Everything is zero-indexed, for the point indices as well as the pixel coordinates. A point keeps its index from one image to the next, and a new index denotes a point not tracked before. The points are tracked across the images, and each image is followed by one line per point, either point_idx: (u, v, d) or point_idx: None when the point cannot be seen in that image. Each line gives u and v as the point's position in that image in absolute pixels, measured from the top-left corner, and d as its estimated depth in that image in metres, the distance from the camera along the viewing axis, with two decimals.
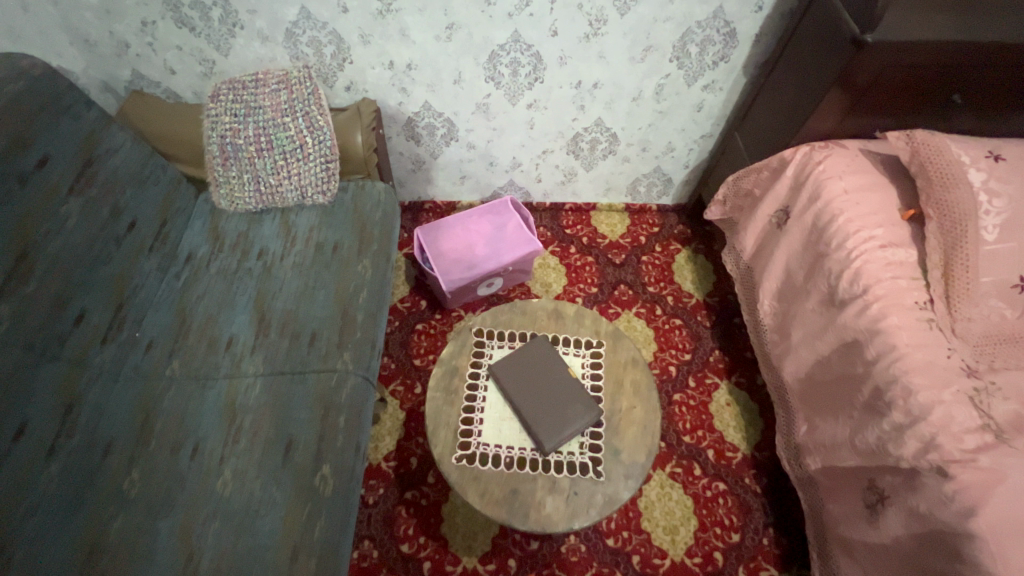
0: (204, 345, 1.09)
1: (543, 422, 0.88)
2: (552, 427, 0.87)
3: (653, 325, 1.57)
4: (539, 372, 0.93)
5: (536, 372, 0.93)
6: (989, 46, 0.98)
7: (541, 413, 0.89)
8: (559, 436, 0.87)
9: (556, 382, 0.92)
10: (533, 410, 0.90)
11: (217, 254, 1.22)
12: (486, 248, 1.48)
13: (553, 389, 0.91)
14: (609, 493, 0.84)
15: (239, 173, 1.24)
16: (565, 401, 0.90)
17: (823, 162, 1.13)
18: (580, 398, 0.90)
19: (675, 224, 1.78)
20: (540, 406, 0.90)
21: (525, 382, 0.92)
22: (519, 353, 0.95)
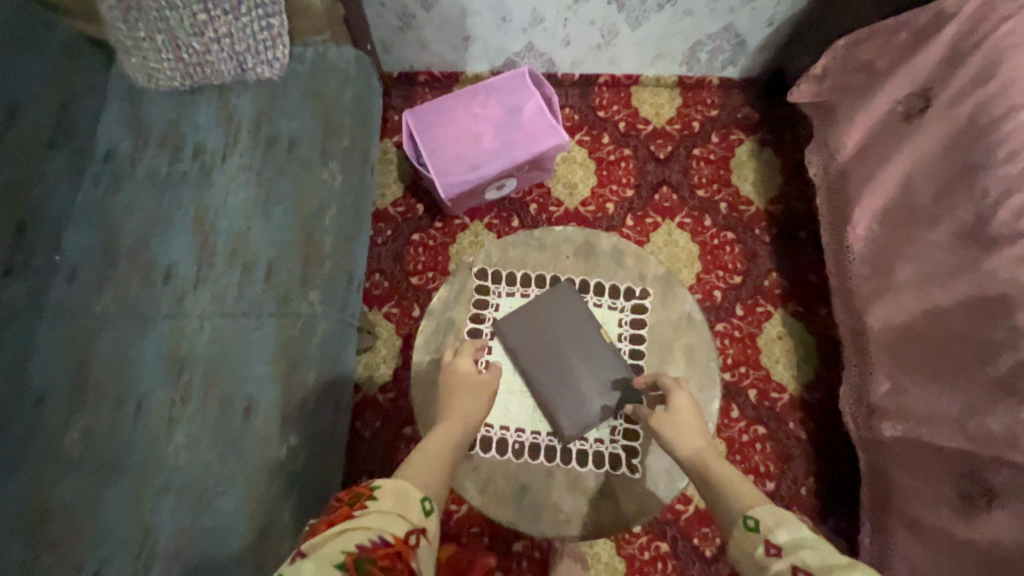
0: (137, 277, 0.86)
1: (557, 393, 0.76)
2: (566, 393, 0.76)
3: (699, 240, 1.29)
4: (556, 331, 0.78)
5: (551, 332, 0.78)
6: None
7: (556, 383, 0.76)
8: (576, 411, 0.75)
9: (577, 343, 0.77)
10: (543, 371, 0.77)
11: (143, 150, 0.93)
12: (495, 139, 1.14)
13: (572, 353, 0.77)
14: (641, 500, 0.73)
15: (149, 35, 0.87)
16: (586, 369, 0.77)
17: (1015, 18, 0.75)
18: (604, 364, 0.76)
19: (739, 106, 1.38)
20: (555, 374, 0.77)
21: (538, 343, 0.78)
22: (531, 307, 0.79)
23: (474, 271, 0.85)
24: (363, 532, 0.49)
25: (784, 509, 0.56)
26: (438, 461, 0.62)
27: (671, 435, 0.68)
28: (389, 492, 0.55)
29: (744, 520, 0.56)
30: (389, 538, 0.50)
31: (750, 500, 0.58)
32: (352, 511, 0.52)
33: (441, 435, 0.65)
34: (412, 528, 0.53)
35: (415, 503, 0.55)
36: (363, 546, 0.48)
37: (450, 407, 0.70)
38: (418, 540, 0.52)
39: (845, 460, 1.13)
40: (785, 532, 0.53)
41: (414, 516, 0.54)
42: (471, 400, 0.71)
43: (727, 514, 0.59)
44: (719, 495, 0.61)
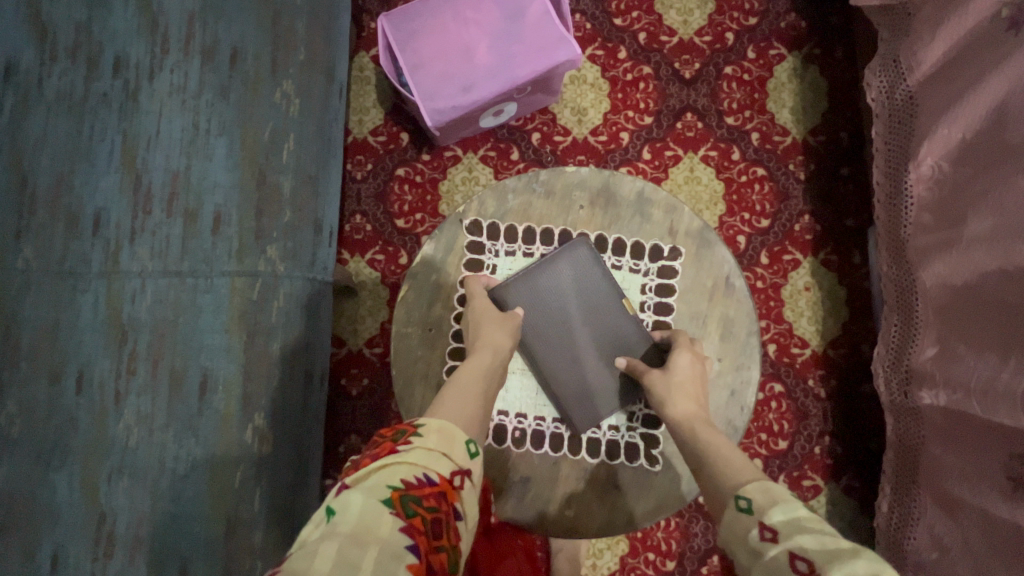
0: (61, 225, 0.71)
1: (560, 363, 0.72)
2: (570, 366, 0.72)
3: (725, 177, 1.13)
4: (559, 295, 0.73)
5: (555, 293, 0.73)
6: None
7: (558, 351, 0.72)
8: (579, 380, 0.72)
9: (583, 304, 0.73)
10: (545, 344, 0.72)
11: (49, 63, 0.74)
12: (491, 53, 0.94)
13: (576, 316, 0.72)
14: (649, 504, 0.70)
15: None
16: (591, 334, 0.72)
17: None
18: (613, 326, 0.72)
19: (783, 13, 1.15)
20: (558, 341, 0.72)
21: (538, 309, 0.72)
22: (531, 270, 0.73)
23: (465, 225, 0.79)
24: (408, 468, 0.45)
25: (781, 489, 0.50)
26: (471, 397, 0.59)
27: (666, 400, 0.64)
28: (433, 431, 0.50)
29: (735, 500, 0.50)
30: (434, 477, 0.46)
31: (743, 478, 0.53)
32: (395, 447, 0.48)
33: (474, 369, 0.63)
34: (456, 469, 0.49)
35: (460, 444, 0.51)
36: (408, 483, 0.44)
37: (479, 335, 0.67)
38: (463, 481, 0.48)
39: (863, 420, 1.07)
40: (782, 515, 0.47)
41: (458, 457, 0.50)
42: (503, 332, 0.67)
43: (718, 491, 0.54)
44: (709, 468, 0.57)
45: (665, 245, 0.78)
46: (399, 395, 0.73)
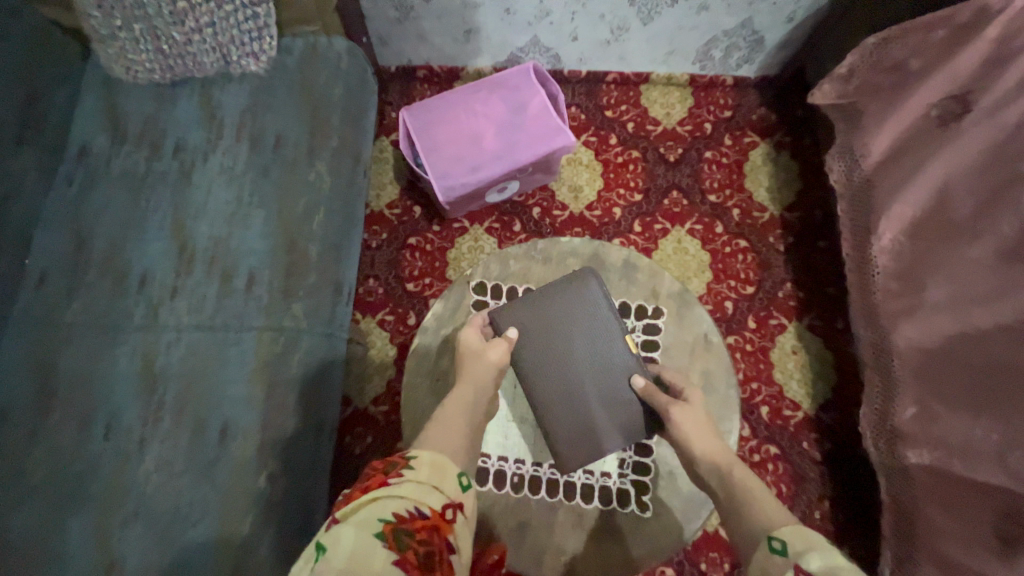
0: (110, 285, 0.80)
1: (557, 396, 0.73)
2: (563, 400, 0.73)
3: (710, 248, 1.22)
4: (564, 328, 0.74)
5: (558, 325, 0.74)
6: None
7: (556, 383, 0.73)
8: (574, 416, 0.72)
9: (586, 336, 0.74)
10: (542, 375, 0.73)
11: (119, 148, 0.86)
12: (497, 140, 1.07)
13: (578, 348, 0.74)
14: (645, 550, 0.72)
15: (125, 23, 0.81)
16: (592, 367, 0.73)
17: None
18: (614, 360, 0.73)
19: (754, 107, 1.31)
20: (557, 373, 0.73)
21: (536, 338, 0.74)
22: (532, 301, 0.75)
23: (471, 286, 0.87)
24: (400, 501, 0.47)
25: (816, 534, 0.50)
26: (455, 432, 0.61)
27: (692, 438, 0.66)
28: (425, 463, 0.53)
29: (768, 540, 0.51)
30: (426, 511, 0.47)
31: (775, 519, 0.53)
32: (387, 480, 0.50)
33: (456, 403, 0.65)
34: (448, 502, 0.50)
35: (451, 476, 0.53)
36: (401, 515, 0.45)
37: (465, 366, 0.70)
38: (455, 514, 0.50)
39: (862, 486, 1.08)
40: (818, 560, 0.47)
41: (449, 490, 0.51)
42: (489, 364, 0.70)
43: (748, 533, 0.54)
44: (737, 508, 0.57)
45: (649, 305, 0.85)
46: (405, 446, 0.77)
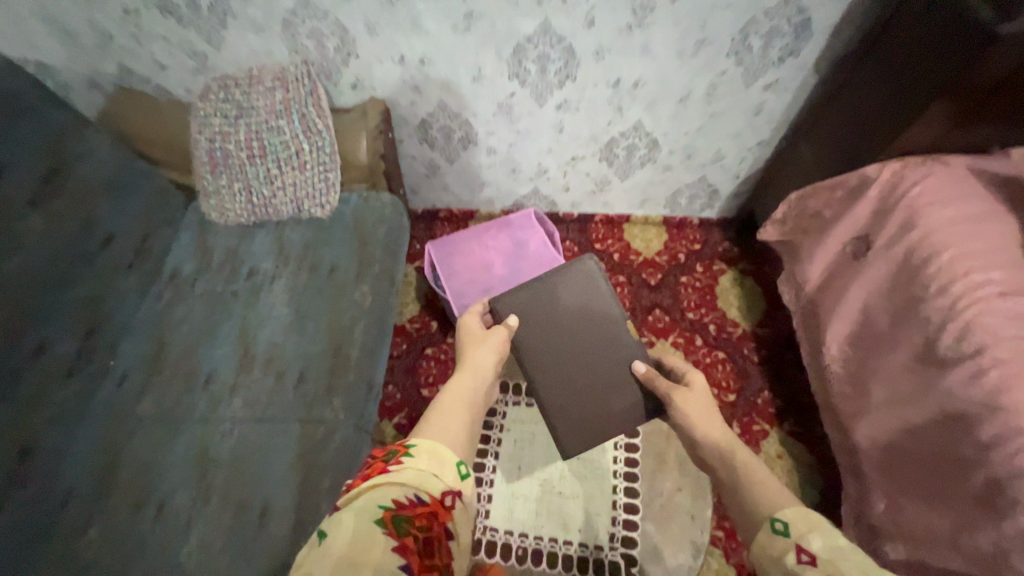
0: (180, 382, 0.95)
1: (555, 370, 0.90)
2: (558, 373, 0.90)
3: (693, 359, 1.38)
4: (560, 315, 0.93)
5: (561, 315, 0.93)
6: None
7: (559, 367, 0.91)
8: (567, 386, 0.90)
9: (588, 325, 0.92)
10: (541, 353, 0.90)
11: (204, 272, 1.09)
12: (505, 267, 1.30)
13: (581, 336, 0.92)
14: None
15: (230, 183, 1.11)
16: (593, 352, 0.91)
17: (921, 184, 0.91)
18: (613, 345, 0.92)
19: (719, 241, 1.57)
20: (560, 357, 0.91)
21: (536, 323, 0.92)
22: (534, 293, 0.94)
23: None
24: (398, 489, 0.51)
25: (819, 516, 0.54)
26: (453, 417, 0.64)
27: (700, 422, 0.75)
28: (423, 451, 0.56)
29: (772, 522, 0.55)
30: (426, 498, 0.51)
31: (779, 503, 0.57)
32: (386, 467, 0.53)
33: (456, 390, 0.71)
34: (447, 489, 0.54)
35: (450, 465, 0.56)
36: (399, 503, 0.50)
37: (475, 344, 0.84)
38: (455, 501, 0.53)
39: None
40: (822, 541, 0.50)
41: (449, 477, 0.54)
42: (494, 346, 0.83)
43: (753, 511, 0.59)
44: (742, 484, 0.62)
45: None
46: None
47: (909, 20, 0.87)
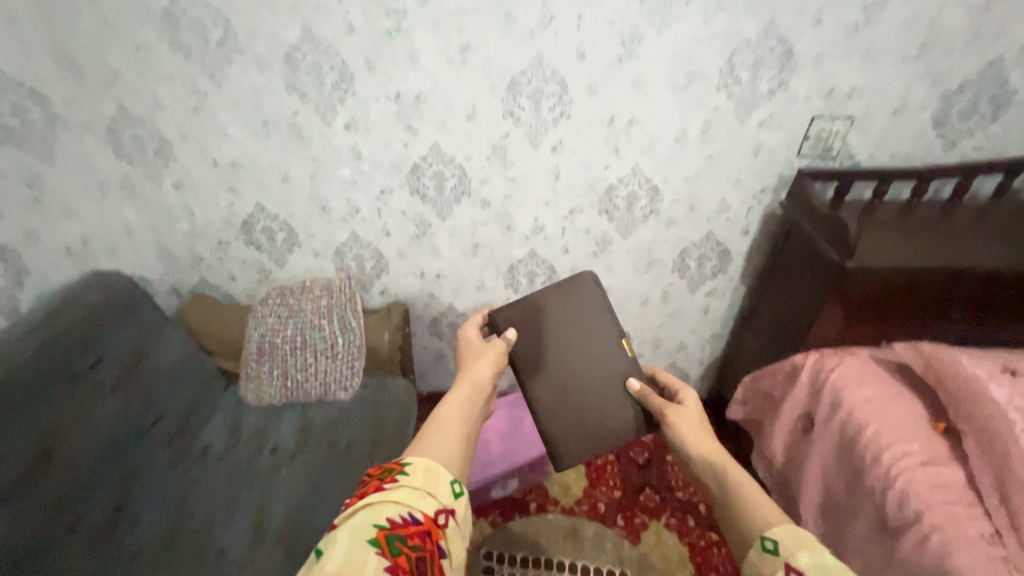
0: (191, 560, 1.00)
1: (551, 383, 0.98)
2: (555, 388, 0.98)
3: (688, 541, 1.39)
4: (557, 333, 1.00)
5: (559, 330, 1.01)
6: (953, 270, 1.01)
7: (555, 378, 0.98)
8: (564, 397, 0.98)
9: (585, 339, 1.00)
10: (539, 367, 0.98)
11: (231, 450, 1.21)
12: (500, 446, 1.42)
13: (577, 349, 1.00)
14: None
15: (269, 370, 1.32)
16: (588, 367, 0.99)
17: (837, 369, 1.11)
18: (607, 361, 0.99)
19: None
20: (556, 367, 0.99)
21: (534, 337, 1.00)
22: (533, 313, 1.01)
23: None
24: (392, 507, 0.54)
25: (807, 533, 0.56)
26: (450, 431, 0.67)
27: (689, 437, 0.77)
28: (419, 468, 0.58)
29: (761, 540, 0.58)
30: (419, 516, 0.54)
31: (768, 520, 0.60)
32: (382, 484, 0.56)
33: (455, 405, 0.72)
34: (441, 507, 0.56)
35: (445, 483, 0.58)
36: (393, 521, 0.52)
37: (474, 350, 0.89)
38: (448, 520, 0.56)
39: None
40: (809, 556, 0.54)
41: (442, 495, 0.57)
42: (493, 352, 0.88)
43: (744, 533, 0.61)
44: (729, 494, 0.66)
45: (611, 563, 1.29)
46: None
47: (795, 242, 1.18)
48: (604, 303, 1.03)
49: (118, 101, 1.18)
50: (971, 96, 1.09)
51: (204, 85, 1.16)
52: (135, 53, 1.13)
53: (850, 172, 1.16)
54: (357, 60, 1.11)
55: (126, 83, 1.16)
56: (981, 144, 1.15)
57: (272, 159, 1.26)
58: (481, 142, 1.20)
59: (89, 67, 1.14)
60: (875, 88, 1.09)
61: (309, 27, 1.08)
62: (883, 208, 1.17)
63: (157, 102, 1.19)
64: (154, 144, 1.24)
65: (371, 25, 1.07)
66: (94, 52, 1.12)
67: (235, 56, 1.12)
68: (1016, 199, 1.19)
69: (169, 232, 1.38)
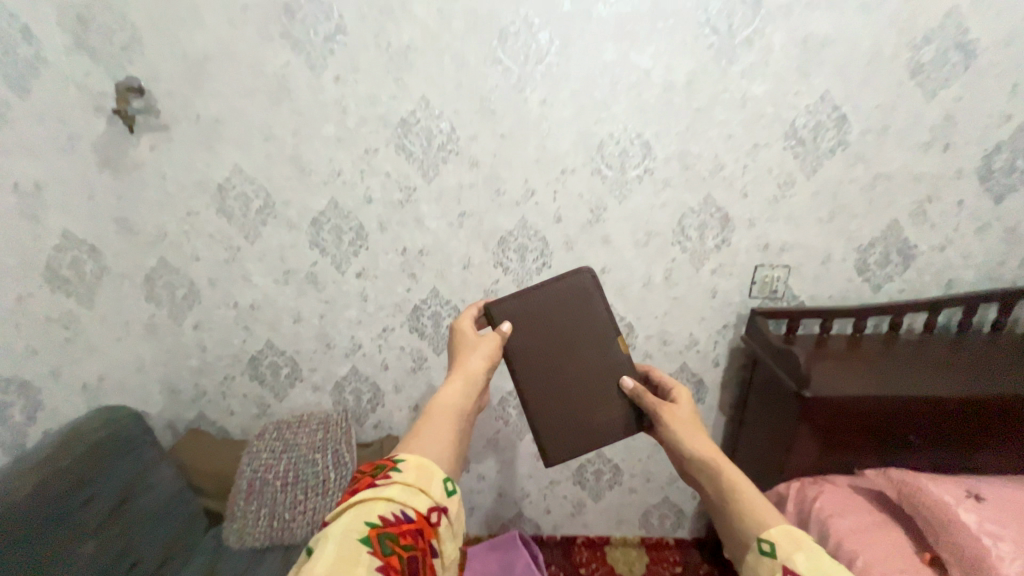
0: None
1: (549, 386, 0.96)
2: (553, 392, 0.96)
3: None
4: (555, 332, 0.97)
5: (557, 327, 0.97)
6: (902, 399, 1.12)
7: (550, 373, 0.96)
8: (562, 401, 0.96)
9: (582, 336, 0.97)
10: (537, 370, 0.96)
11: None
12: None
13: (574, 346, 0.97)
14: None
15: (258, 508, 1.31)
16: (584, 365, 0.97)
17: (819, 498, 1.15)
18: (605, 362, 0.97)
19: (698, 563, 1.64)
20: (552, 362, 0.96)
21: (531, 338, 0.96)
22: (529, 310, 0.97)
23: None
24: (384, 504, 0.56)
25: (800, 532, 0.60)
26: (443, 426, 0.70)
27: (686, 437, 0.78)
28: (411, 467, 0.61)
29: (759, 543, 0.60)
30: (412, 514, 0.56)
31: (765, 519, 0.62)
32: (374, 481, 0.59)
33: (449, 399, 0.74)
34: (433, 505, 0.59)
35: (436, 482, 0.61)
36: (385, 519, 0.55)
37: (468, 347, 0.86)
38: (439, 517, 0.58)
39: None
40: (804, 557, 0.56)
41: (434, 493, 0.59)
42: (489, 349, 0.86)
43: (740, 533, 0.64)
44: (726, 496, 0.68)
45: None
46: None
47: (762, 370, 1.30)
48: (603, 304, 0.99)
49: (162, 255, 1.40)
50: (883, 249, 1.30)
51: (238, 242, 1.37)
52: (185, 217, 1.35)
53: (796, 312, 1.31)
54: (372, 223, 1.33)
55: (171, 240, 1.38)
56: (904, 287, 1.34)
57: (287, 301, 1.42)
58: (475, 288, 1.39)
59: (143, 228, 1.37)
60: (802, 244, 1.31)
61: (335, 198, 1.32)
62: (831, 343, 1.31)
63: (194, 256, 1.38)
64: (184, 290, 1.42)
65: (386, 197, 1.30)
66: (149, 217, 1.37)
67: (269, 219, 1.34)
68: (943, 334, 1.35)
69: (179, 367, 1.50)
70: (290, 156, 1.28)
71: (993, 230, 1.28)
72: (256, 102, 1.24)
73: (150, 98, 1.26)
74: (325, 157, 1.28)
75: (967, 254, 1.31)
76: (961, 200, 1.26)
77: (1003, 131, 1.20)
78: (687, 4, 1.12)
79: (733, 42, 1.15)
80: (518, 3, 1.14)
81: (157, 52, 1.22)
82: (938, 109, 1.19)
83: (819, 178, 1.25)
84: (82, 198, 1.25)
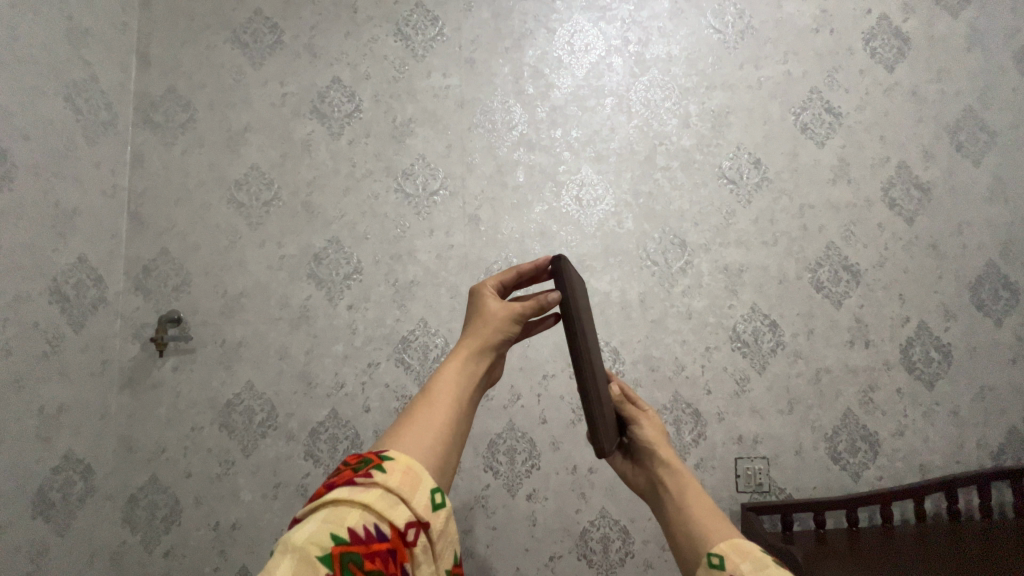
0: None
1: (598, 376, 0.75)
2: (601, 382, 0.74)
3: None
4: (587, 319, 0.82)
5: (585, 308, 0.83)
6: None
7: (590, 341, 0.77)
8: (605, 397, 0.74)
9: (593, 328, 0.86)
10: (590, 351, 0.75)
11: None
12: None
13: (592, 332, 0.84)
14: None
15: None
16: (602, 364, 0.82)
17: None
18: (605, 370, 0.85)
19: None
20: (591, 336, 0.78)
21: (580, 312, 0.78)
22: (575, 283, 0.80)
23: None
24: (357, 515, 0.41)
25: (750, 542, 0.50)
26: (443, 408, 0.52)
27: (651, 444, 0.67)
28: (398, 467, 0.45)
29: (708, 556, 0.50)
30: (386, 533, 0.42)
31: (717, 532, 0.52)
32: (354, 479, 0.44)
33: (451, 374, 0.56)
34: (415, 519, 0.43)
35: (424, 491, 0.45)
36: (354, 535, 0.40)
37: (477, 316, 0.63)
38: (419, 538, 0.43)
39: None
40: (754, 570, 0.47)
41: (418, 507, 0.44)
42: (503, 320, 0.62)
43: (690, 546, 0.53)
44: (677, 503, 0.58)
45: None
46: None
47: None
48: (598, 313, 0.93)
49: (153, 473, 1.39)
50: (848, 437, 1.40)
51: (234, 455, 1.40)
52: (187, 433, 1.41)
53: (784, 506, 1.30)
54: (368, 430, 1.40)
55: (167, 457, 1.40)
56: (882, 474, 1.39)
57: (272, 519, 1.37)
58: (466, 494, 1.37)
59: (142, 446, 1.40)
60: (772, 436, 1.39)
61: (335, 409, 1.41)
62: (830, 538, 1.26)
63: (186, 473, 1.39)
64: (165, 510, 1.38)
65: (384, 406, 1.41)
66: (153, 435, 1.41)
67: (269, 431, 1.41)
68: (937, 523, 1.34)
69: None
70: (300, 371, 1.43)
71: (938, 413, 1.41)
72: (277, 327, 1.45)
73: (185, 327, 1.45)
74: (331, 371, 1.43)
75: (925, 438, 1.40)
76: (899, 388, 1.42)
77: (907, 329, 1.44)
78: (630, 246, 1.46)
79: (671, 271, 1.45)
80: (501, 248, 1.46)
81: (202, 291, 1.47)
82: (848, 314, 1.44)
83: (770, 374, 1.42)
84: (95, 417, 1.36)
